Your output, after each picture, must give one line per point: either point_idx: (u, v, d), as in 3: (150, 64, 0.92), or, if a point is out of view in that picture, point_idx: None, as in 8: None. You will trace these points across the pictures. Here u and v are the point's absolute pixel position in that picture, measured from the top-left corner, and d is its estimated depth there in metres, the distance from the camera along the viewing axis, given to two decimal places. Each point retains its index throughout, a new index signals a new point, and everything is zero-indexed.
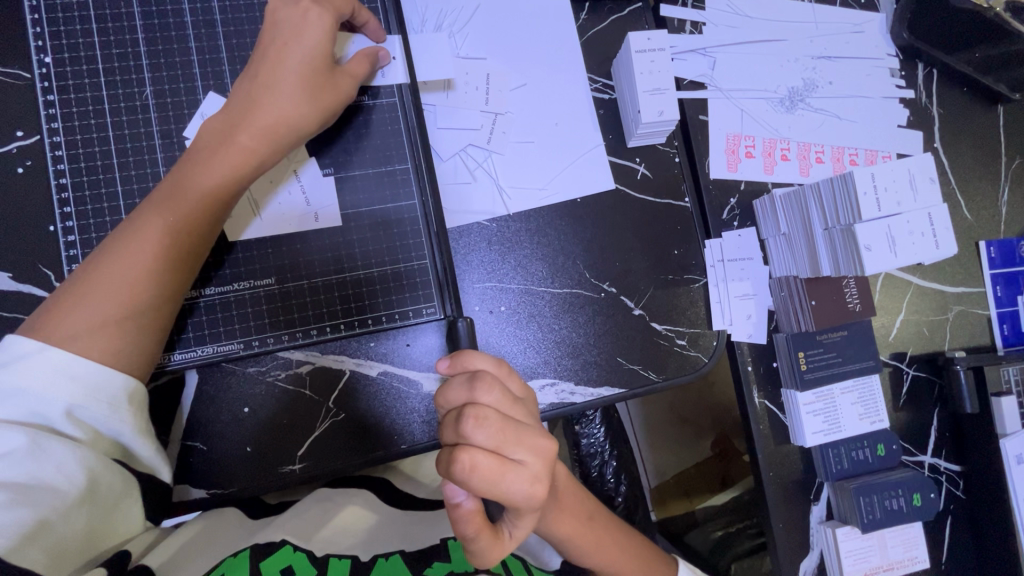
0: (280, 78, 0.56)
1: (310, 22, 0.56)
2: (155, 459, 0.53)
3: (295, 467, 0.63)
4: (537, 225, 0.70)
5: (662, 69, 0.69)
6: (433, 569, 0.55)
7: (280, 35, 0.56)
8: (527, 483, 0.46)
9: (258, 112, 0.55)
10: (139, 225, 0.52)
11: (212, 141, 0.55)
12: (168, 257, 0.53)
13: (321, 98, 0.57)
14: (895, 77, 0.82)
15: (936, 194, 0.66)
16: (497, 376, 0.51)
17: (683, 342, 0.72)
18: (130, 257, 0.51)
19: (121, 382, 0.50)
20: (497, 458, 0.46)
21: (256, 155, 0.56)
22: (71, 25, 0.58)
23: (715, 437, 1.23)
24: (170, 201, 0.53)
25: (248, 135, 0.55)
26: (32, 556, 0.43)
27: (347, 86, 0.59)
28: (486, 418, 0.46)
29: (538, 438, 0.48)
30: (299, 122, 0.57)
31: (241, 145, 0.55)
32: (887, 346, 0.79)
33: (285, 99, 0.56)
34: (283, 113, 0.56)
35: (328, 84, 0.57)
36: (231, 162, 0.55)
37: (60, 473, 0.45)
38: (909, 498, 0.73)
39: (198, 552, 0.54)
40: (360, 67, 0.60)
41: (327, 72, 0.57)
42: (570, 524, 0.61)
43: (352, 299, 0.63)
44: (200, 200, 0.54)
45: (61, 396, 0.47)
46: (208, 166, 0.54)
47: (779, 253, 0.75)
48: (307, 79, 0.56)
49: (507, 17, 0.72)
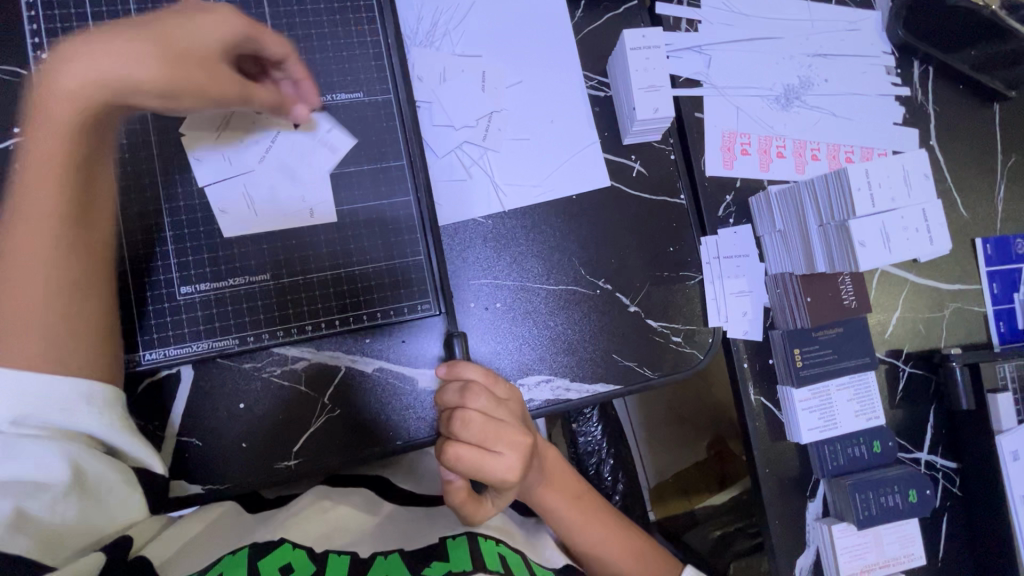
0: (133, 45, 0.51)
1: (210, 13, 0.54)
2: (140, 451, 0.54)
3: (290, 462, 0.63)
4: (532, 222, 0.71)
5: (657, 67, 0.69)
6: (432, 567, 0.53)
7: (170, 13, 0.54)
8: (508, 474, 0.53)
9: (92, 75, 0.50)
10: (25, 223, 0.52)
11: (45, 115, 0.52)
12: (61, 246, 0.52)
13: (172, 60, 0.52)
14: (891, 75, 0.82)
15: (930, 190, 0.65)
16: (485, 384, 0.56)
17: (678, 339, 0.72)
18: (29, 255, 0.51)
19: (68, 387, 0.49)
20: (479, 451, 0.52)
21: (93, 116, 0.52)
22: (67, 21, 0.58)
23: (709, 439, 1.23)
24: (40, 188, 0.52)
25: (79, 99, 0.51)
26: (19, 543, 0.44)
27: (216, 59, 0.54)
28: (470, 420, 0.53)
29: (517, 436, 0.54)
30: (133, 78, 0.51)
31: (67, 98, 0.51)
32: (884, 343, 0.79)
33: (132, 64, 0.51)
34: (127, 75, 0.51)
35: (183, 51, 0.52)
36: (72, 136, 0.52)
37: (44, 465, 0.47)
38: (904, 494, 0.73)
39: (195, 546, 0.54)
40: (267, 95, 0.58)
41: (189, 46, 0.53)
42: (556, 499, 0.66)
43: (347, 296, 0.64)
44: (67, 180, 0.52)
45: (9, 409, 0.47)
46: (53, 143, 0.52)
47: (774, 250, 0.75)
48: (161, 46, 0.52)
49: (502, 15, 0.72)
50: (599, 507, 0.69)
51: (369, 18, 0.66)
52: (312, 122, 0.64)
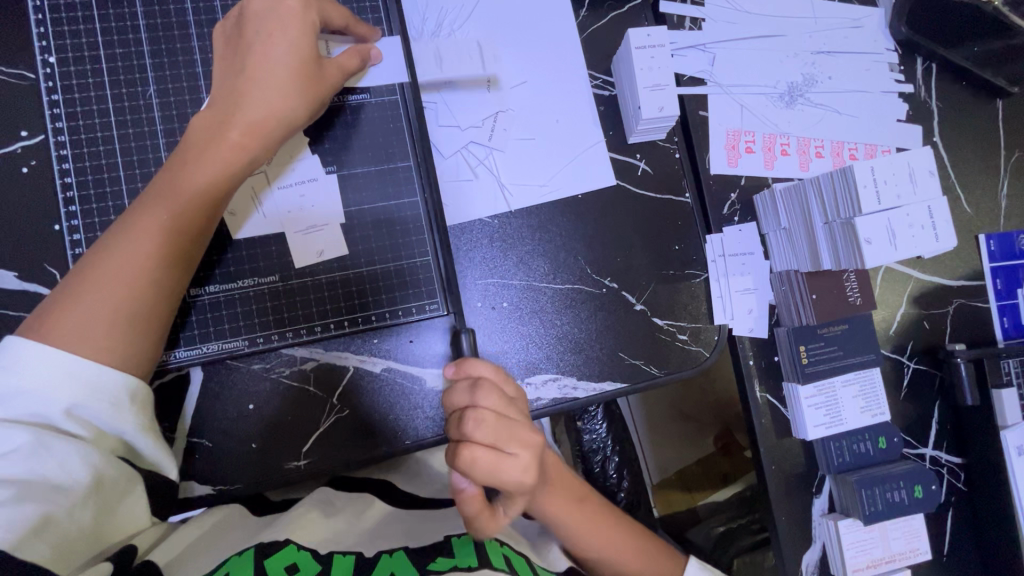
0: (271, 73, 0.55)
1: (299, 23, 0.56)
2: (159, 457, 0.54)
3: (299, 463, 0.63)
4: (538, 221, 0.71)
5: (662, 66, 0.70)
6: (437, 564, 0.55)
7: (263, 26, 0.55)
8: (520, 471, 0.47)
9: (245, 107, 0.55)
10: (135, 221, 0.52)
11: (206, 141, 0.55)
12: (169, 252, 0.53)
13: (310, 88, 0.57)
14: (894, 72, 0.83)
15: (935, 187, 0.65)
16: (495, 381, 0.50)
17: (684, 337, 0.72)
18: (130, 247, 0.51)
19: (122, 382, 0.50)
20: (494, 452, 0.46)
21: (246, 151, 0.55)
22: (74, 24, 0.59)
23: (715, 433, 1.23)
24: (161, 197, 0.53)
25: (237, 131, 0.55)
26: (37, 549, 0.43)
27: (335, 77, 0.59)
28: (482, 419, 0.46)
29: (529, 431, 0.48)
30: (288, 114, 0.56)
31: (231, 141, 0.55)
32: (888, 340, 0.79)
33: (275, 95, 0.55)
34: (276, 110, 0.56)
35: (318, 74, 0.57)
36: (223, 160, 0.55)
37: (69, 470, 0.46)
38: (909, 490, 0.74)
39: (205, 549, 0.53)
40: (351, 62, 0.60)
41: (315, 61, 0.57)
42: (559, 504, 0.62)
43: (355, 296, 0.64)
44: (193, 197, 0.54)
45: (63, 396, 0.47)
46: (200, 166, 0.54)
47: (780, 247, 0.75)
48: (296, 70, 0.56)
49: (508, 14, 0.72)
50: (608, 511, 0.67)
51: (377, 21, 0.66)
52: (318, 122, 0.64)
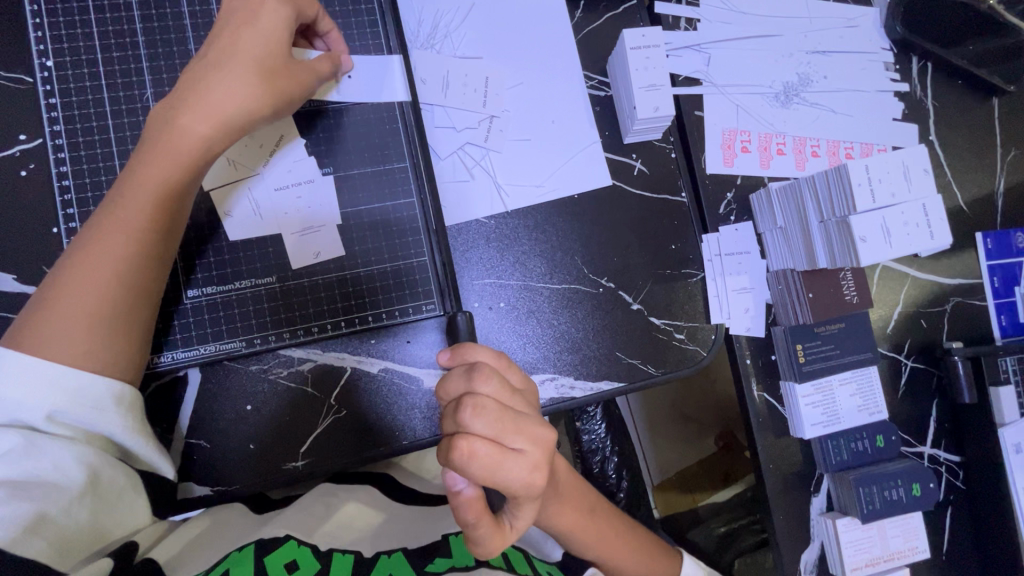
0: (231, 61, 0.55)
1: (266, 11, 0.55)
2: (154, 458, 0.54)
3: (298, 463, 0.63)
4: (534, 221, 0.71)
5: (656, 66, 0.70)
6: (435, 565, 0.55)
7: (233, 20, 0.55)
8: (526, 470, 0.46)
9: (204, 95, 0.54)
10: (107, 222, 0.52)
11: (163, 132, 0.54)
12: (140, 250, 0.53)
13: (272, 79, 0.56)
14: (889, 71, 0.83)
15: (930, 185, 0.65)
16: (498, 369, 0.51)
17: (681, 336, 0.73)
18: (103, 249, 0.52)
19: (104, 386, 0.50)
20: (496, 446, 0.46)
21: (207, 141, 0.54)
22: (72, 28, 0.59)
23: (718, 432, 1.23)
24: (129, 195, 0.53)
25: (197, 119, 0.54)
26: (35, 546, 0.43)
27: (307, 75, 0.58)
28: (484, 407, 0.46)
29: (536, 427, 0.47)
30: (246, 102, 0.55)
31: (190, 130, 0.54)
32: (886, 338, 0.79)
33: (234, 83, 0.54)
34: (234, 98, 0.54)
35: (285, 65, 0.56)
36: (184, 150, 0.54)
37: (62, 469, 0.46)
38: (908, 488, 0.74)
39: (204, 548, 0.54)
40: (323, 65, 0.60)
41: (284, 54, 0.56)
42: (570, 517, 0.61)
43: (352, 296, 0.64)
44: (161, 191, 0.54)
45: (44, 402, 0.48)
46: (161, 159, 0.53)
47: (776, 247, 0.75)
48: (259, 59, 0.55)
49: (502, 16, 0.73)
50: (611, 517, 0.67)
51: (373, 25, 0.67)
52: (315, 124, 0.64)
